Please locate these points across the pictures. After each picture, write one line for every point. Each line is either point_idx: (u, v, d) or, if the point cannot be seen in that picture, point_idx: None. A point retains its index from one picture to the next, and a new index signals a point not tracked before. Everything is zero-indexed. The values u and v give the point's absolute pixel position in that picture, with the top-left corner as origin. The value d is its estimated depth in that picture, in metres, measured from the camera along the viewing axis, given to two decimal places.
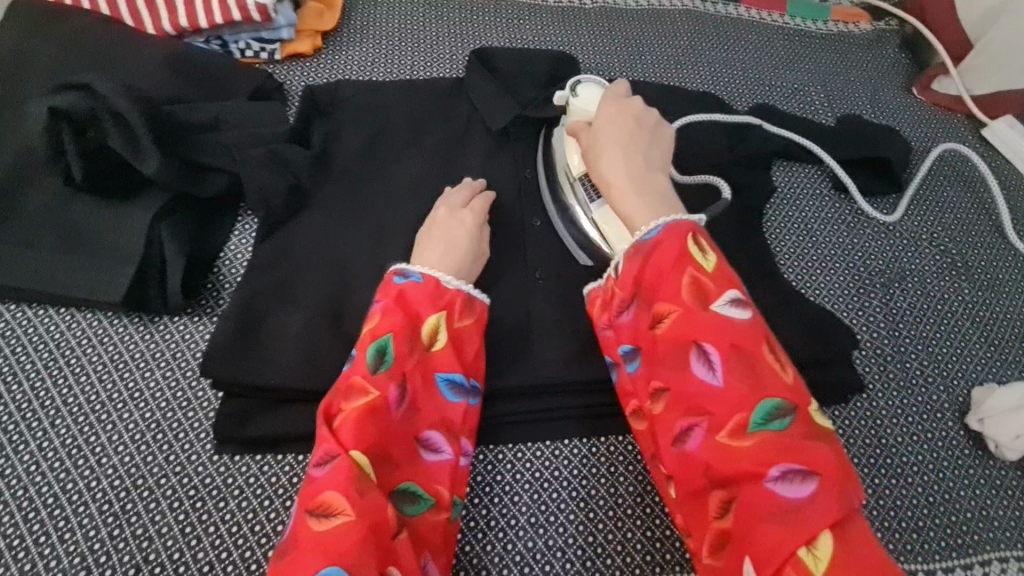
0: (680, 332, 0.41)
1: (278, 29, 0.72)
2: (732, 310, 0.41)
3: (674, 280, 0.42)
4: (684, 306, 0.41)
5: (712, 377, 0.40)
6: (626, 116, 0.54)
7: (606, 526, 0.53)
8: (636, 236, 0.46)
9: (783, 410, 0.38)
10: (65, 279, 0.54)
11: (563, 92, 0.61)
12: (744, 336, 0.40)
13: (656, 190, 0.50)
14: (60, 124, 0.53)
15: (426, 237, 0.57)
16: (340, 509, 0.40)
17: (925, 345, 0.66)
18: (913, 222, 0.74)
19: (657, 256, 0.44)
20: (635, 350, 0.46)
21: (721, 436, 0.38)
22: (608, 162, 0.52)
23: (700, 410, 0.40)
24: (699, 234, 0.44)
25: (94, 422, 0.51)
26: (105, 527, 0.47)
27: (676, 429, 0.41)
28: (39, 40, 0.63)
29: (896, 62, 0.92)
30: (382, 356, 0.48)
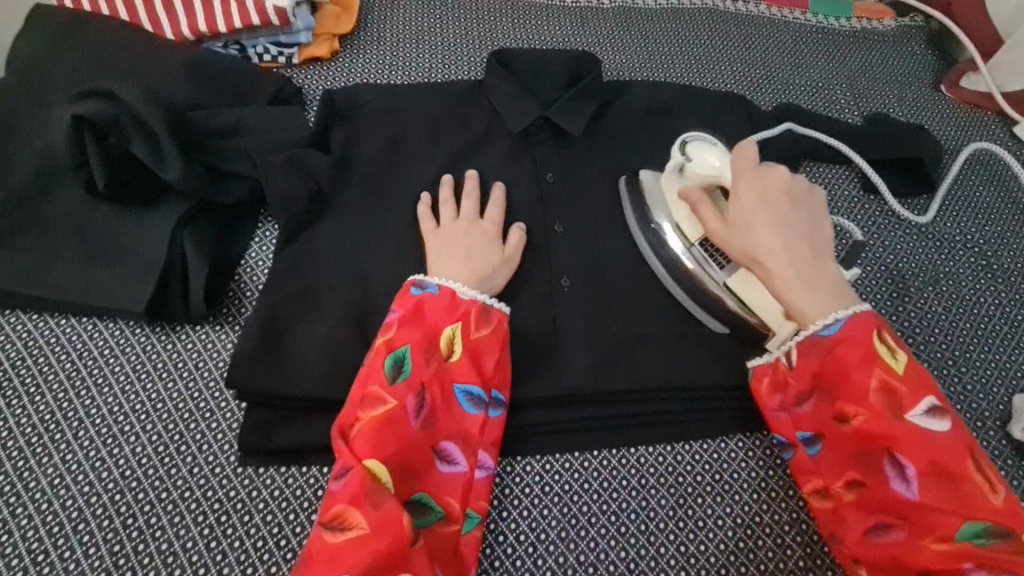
0: (874, 438, 0.43)
1: (295, 33, 0.71)
2: (929, 420, 0.42)
3: (861, 382, 0.43)
4: (873, 411, 0.43)
5: (908, 490, 0.41)
6: (775, 189, 0.49)
7: (638, 540, 0.51)
8: (811, 331, 0.45)
9: (995, 530, 0.39)
10: (88, 288, 0.53)
11: (674, 157, 0.55)
12: (948, 451, 0.41)
13: (828, 282, 0.46)
14: (82, 131, 0.53)
15: (441, 252, 0.56)
16: (352, 521, 0.40)
17: (962, 350, 0.64)
18: (945, 223, 0.72)
19: (843, 351, 0.44)
20: (816, 437, 0.46)
21: (925, 540, 0.41)
22: (762, 240, 0.47)
23: (897, 513, 0.42)
24: (884, 331, 0.45)
25: (117, 434, 0.50)
26: (130, 542, 0.46)
27: (867, 524, 0.44)
28: (59, 46, 0.63)
29: (923, 58, 0.90)
30: (399, 367, 0.47)
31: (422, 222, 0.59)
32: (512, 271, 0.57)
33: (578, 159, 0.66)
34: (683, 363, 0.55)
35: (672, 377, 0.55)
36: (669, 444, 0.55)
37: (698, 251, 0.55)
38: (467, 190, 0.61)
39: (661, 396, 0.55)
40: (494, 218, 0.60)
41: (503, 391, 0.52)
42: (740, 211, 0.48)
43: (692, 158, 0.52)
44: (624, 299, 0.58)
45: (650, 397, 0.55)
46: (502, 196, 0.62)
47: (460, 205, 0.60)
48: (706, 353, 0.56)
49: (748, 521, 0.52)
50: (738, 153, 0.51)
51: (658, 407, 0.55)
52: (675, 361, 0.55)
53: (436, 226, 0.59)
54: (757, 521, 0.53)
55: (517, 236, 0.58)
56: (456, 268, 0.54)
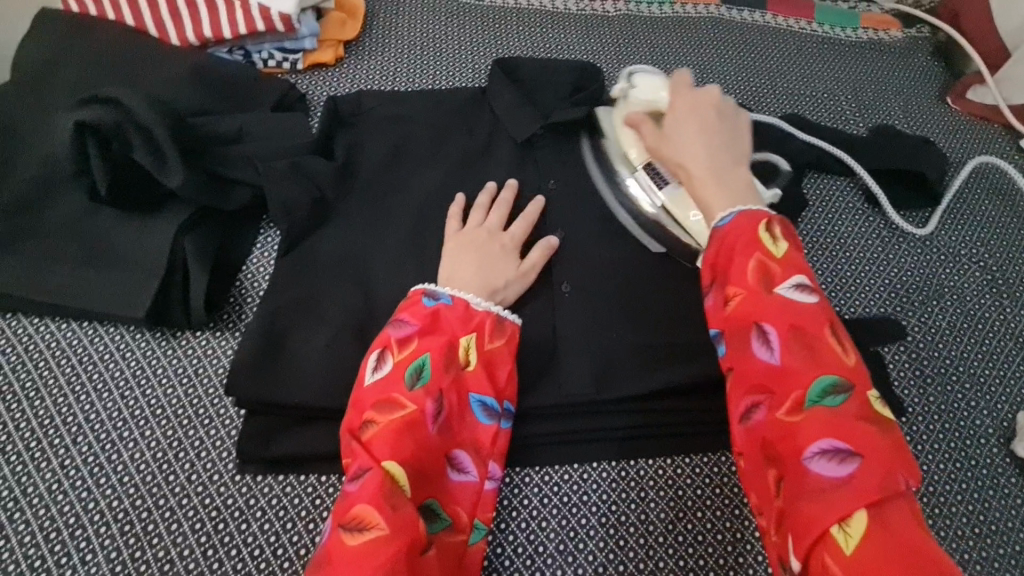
0: (744, 315, 0.40)
1: (301, 38, 0.71)
2: (796, 294, 0.40)
3: (740, 264, 0.41)
4: (749, 288, 0.40)
5: (772, 357, 0.39)
6: (701, 104, 0.54)
7: (637, 554, 0.51)
8: (715, 221, 0.45)
9: (840, 389, 0.37)
10: (89, 293, 0.53)
11: (619, 85, 0.63)
12: (808, 318, 0.39)
13: (737, 180, 0.48)
14: (85, 136, 0.53)
15: (458, 258, 0.56)
16: (372, 522, 0.39)
17: (967, 366, 0.63)
18: (950, 237, 0.72)
19: (733, 236, 0.43)
20: (721, 333, 0.42)
21: (783, 412, 0.37)
22: (685, 145, 0.51)
23: (763, 387, 0.39)
24: (773, 222, 0.43)
25: (116, 439, 0.50)
26: (127, 549, 0.46)
27: (741, 405, 0.40)
28: (65, 50, 0.63)
29: (929, 70, 0.89)
30: (419, 374, 0.47)
31: (449, 223, 0.59)
32: (525, 287, 0.57)
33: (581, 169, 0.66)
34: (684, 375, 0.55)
35: (672, 390, 0.54)
36: (669, 457, 0.55)
37: (642, 176, 0.60)
38: (502, 198, 0.61)
39: (660, 408, 0.55)
40: (521, 230, 0.59)
41: (513, 402, 0.52)
42: (673, 124, 0.53)
43: (634, 84, 0.60)
44: (625, 309, 0.58)
45: (650, 410, 0.55)
46: (539, 209, 0.61)
47: (478, 212, 0.60)
48: (707, 365, 0.56)
49: (748, 536, 0.52)
50: (676, 81, 0.57)
51: (658, 420, 0.55)
52: (675, 373, 0.55)
53: (460, 229, 0.59)
54: (758, 537, 0.52)
55: (539, 252, 0.58)
56: (469, 278, 0.54)
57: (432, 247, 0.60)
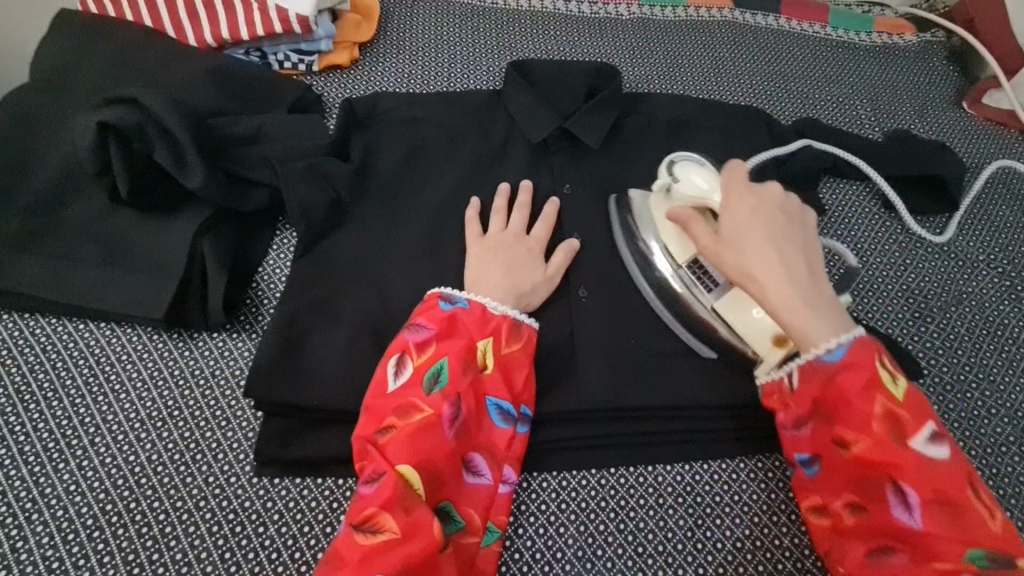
0: (871, 463, 0.42)
1: (317, 40, 0.71)
2: (932, 448, 0.41)
3: (862, 410, 0.42)
4: (874, 437, 0.42)
5: (911, 518, 0.40)
6: (767, 208, 0.48)
7: (656, 560, 0.50)
8: (813, 356, 0.44)
9: (993, 556, 0.39)
10: (107, 293, 0.53)
11: (659, 177, 0.54)
12: (948, 478, 0.40)
13: (825, 307, 0.45)
14: (107, 137, 0.53)
15: (483, 263, 0.55)
16: (387, 525, 0.40)
17: (987, 373, 0.62)
18: (968, 242, 0.71)
19: (846, 379, 0.43)
20: (814, 459, 0.46)
21: (927, 563, 0.40)
22: (758, 259, 0.46)
23: (897, 536, 0.41)
24: (884, 355, 0.44)
25: (133, 440, 0.50)
26: (144, 551, 0.46)
27: (872, 545, 0.43)
28: (84, 51, 0.63)
29: (944, 74, 0.89)
30: (437, 379, 0.47)
31: (469, 228, 0.59)
32: (551, 289, 0.57)
33: (598, 172, 0.65)
34: (702, 380, 0.54)
35: (691, 394, 0.54)
36: (688, 463, 0.54)
37: (686, 273, 0.54)
38: (519, 201, 0.61)
39: (678, 414, 0.54)
40: (541, 234, 0.59)
41: (531, 407, 0.51)
42: (734, 233, 0.47)
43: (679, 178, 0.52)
44: (643, 313, 0.58)
45: (668, 414, 0.54)
46: (556, 212, 0.61)
47: (498, 216, 0.60)
48: (725, 371, 0.55)
49: (768, 544, 0.51)
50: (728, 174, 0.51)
51: (675, 425, 0.54)
52: (693, 378, 0.55)
53: (482, 235, 0.58)
54: (778, 544, 0.51)
55: (561, 252, 0.58)
56: (498, 282, 0.54)
57: (448, 250, 0.60)
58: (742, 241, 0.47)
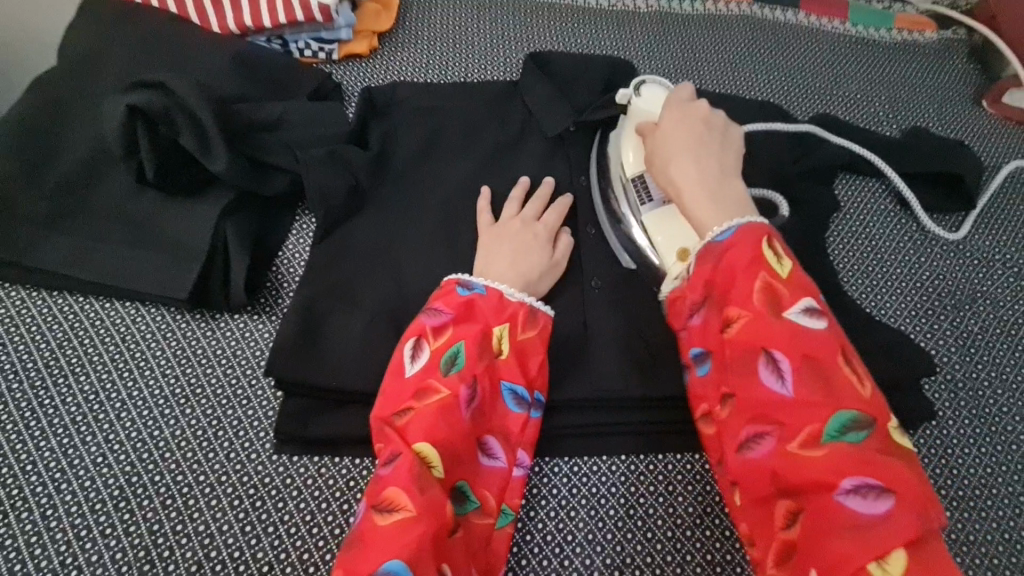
0: (749, 338, 0.42)
1: (337, 29, 0.72)
2: (805, 319, 0.42)
3: (744, 286, 0.43)
4: (753, 311, 0.42)
5: (782, 386, 0.41)
6: (692, 118, 0.53)
7: (665, 546, 0.51)
8: (708, 238, 0.47)
9: (859, 422, 0.39)
10: (133, 273, 0.55)
11: (625, 90, 0.59)
12: (819, 346, 0.41)
13: (732, 200, 0.49)
14: (135, 119, 0.54)
15: (490, 247, 0.57)
16: (402, 504, 0.41)
17: (1000, 372, 0.62)
18: (984, 241, 0.71)
19: (733, 254, 0.45)
20: (705, 354, 0.46)
21: (793, 446, 0.40)
22: (675, 168, 0.51)
23: (768, 417, 0.41)
24: (774, 239, 0.45)
25: (157, 416, 0.52)
26: (169, 523, 0.48)
27: (743, 437, 0.42)
28: (112, 36, 0.65)
29: (964, 72, 0.88)
30: (454, 361, 0.48)
31: (480, 217, 0.60)
32: (554, 276, 0.58)
33: None
34: None
35: None
36: (698, 453, 0.55)
37: (631, 188, 0.59)
38: (537, 194, 0.62)
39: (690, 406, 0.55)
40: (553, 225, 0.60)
41: (544, 393, 0.52)
42: (663, 151, 0.52)
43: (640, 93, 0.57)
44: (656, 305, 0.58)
45: (678, 405, 0.55)
46: (568, 207, 0.62)
47: (509, 206, 0.61)
48: None
49: None
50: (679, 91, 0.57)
51: (686, 415, 0.55)
52: None
53: (492, 223, 0.60)
54: None
55: (563, 243, 0.59)
56: (502, 263, 0.55)
57: (464, 238, 0.61)
58: (666, 149, 0.52)
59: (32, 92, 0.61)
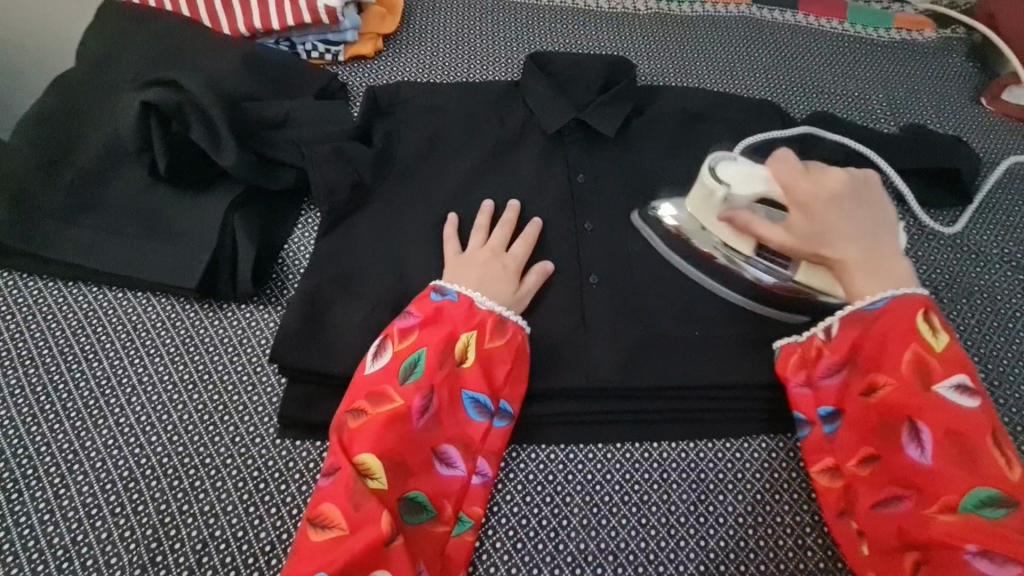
0: (893, 406, 0.46)
1: (343, 31, 0.74)
2: (957, 395, 0.45)
3: (895, 354, 0.47)
4: (955, 482, 0.43)
5: (922, 455, 0.44)
6: (838, 191, 0.52)
7: (659, 532, 0.51)
8: (856, 306, 0.50)
9: (1003, 502, 0.42)
10: (146, 263, 0.57)
11: (704, 183, 0.56)
12: (967, 423, 0.44)
13: (893, 267, 0.51)
14: (151, 116, 0.57)
15: (456, 279, 0.56)
16: (335, 521, 0.43)
17: (997, 364, 0.63)
18: (980, 236, 0.71)
19: (947, 425, 0.44)
20: (890, 489, 0.46)
21: (928, 509, 0.43)
22: (826, 230, 0.51)
23: (909, 482, 0.45)
24: (999, 432, 0.44)
25: (166, 401, 0.53)
26: (175, 502, 0.49)
27: (883, 494, 0.46)
28: (128, 38, 0.67)
29: (964, 71, 0.89)
30: (412, 368, 0.50)
31: (447, 245, 0.59)
32: (520, 310, 0.57)
33: (612, 160, 0.67)
34: (707, 365, 0.56)
35: (698, 374, 0.55)
36: (692, 441, 0.56)
37: (758, 262, 0.56)
38: (503, 220, 0.61)
39: (683, 395, 0.56)
40: (522, 256, 0.59)
41: (512, 402, 0.53)
42: (807, 215, 0.52)
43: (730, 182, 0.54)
44: (650, 298, 0.59)
45: (673, 395, 0.56)
46: (537, 232, 0.61)
47: (476, 236, 0.60)
48: (729, 355, 0.57)
49: (770, 519, 0.52)
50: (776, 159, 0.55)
51: (679, 404, 0.56)
52: (699, 363, 0.56)
53: (458, 253, 0.59)
54: (778, 521, 0.52)
55: (534, 276, 0.58)
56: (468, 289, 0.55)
57: (465, 235, 0.62)
58: (824, 222, 0.51)
59: (50, 93, 0.64)
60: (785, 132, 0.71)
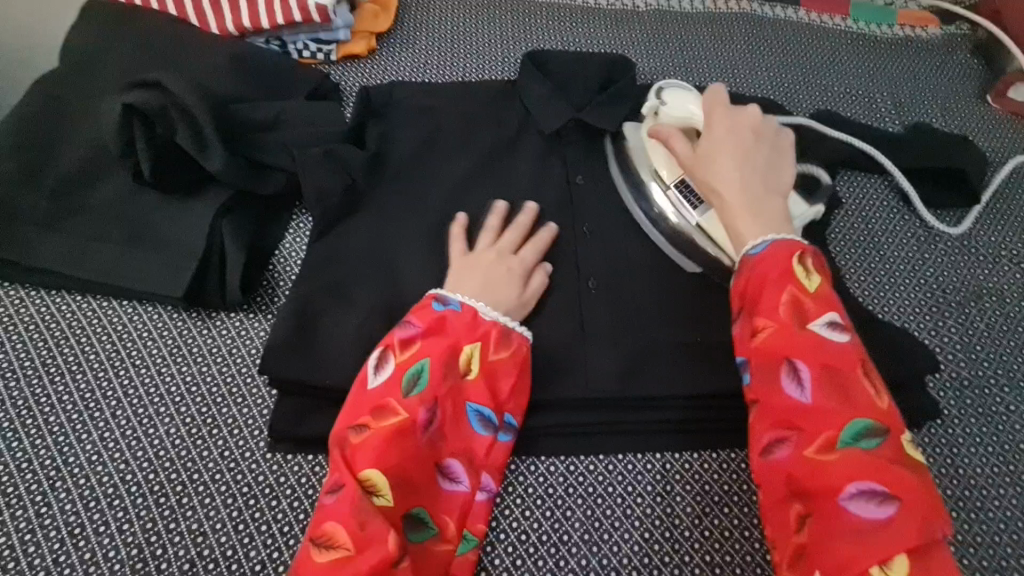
0: (777, 348, 0.43)
1: (335, 30, 0.72)
2: (829, 331, 0.43)
3: (774, 295, 0.44)
4: (833, 418, 0.40)
5: (802, 394, 0.42)
6: (741, 129, 0.55)
7: (662, 546, 0.50)
8: (745, 250, 0.48)
9: (877, 433, 0.40)
10: (131, 271, 0.55)
11: (648, 102, 0.62)
12: (839, 358, 0.42)
13: (772, 209, 0.50)
14: (134, 119, 0.55)
15: (460, 277, 0.55)
16: (340, 541, 0.41)
17: (1006, 369, 0.61)
18: (987, 237, 0.70)
19: (819, 359, 0.42)
20: (773, 435, 0.42)
21: (811, 451, 0.40)
22: (719, 169, 0.52)
23: (790, 423, 0.41)
24: (868, 367, 0.43)
25: (152, 414, 0.52)
26: (162, 520, 0.47)
27: (764, 440, 0.43)
28: (113, 38, 0.65)
29: (969, 68, 0.87)
30: (416, 380, 0.48)
31: (454, 244, 0.58)
32: (522, 315, 0.55)
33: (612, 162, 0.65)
34: (711, 373, 0.54)
35: (703, 383, 0.54)
36: (697, 452, 0.54)
37: (674, 193, 0.59)
38: (516, 222, 0.59)
39: (687, 404, 0.54)
40: (529, 257, 0.57)
41: (517, 416, 0.51)
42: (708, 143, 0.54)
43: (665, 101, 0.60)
44: (652, 304, 0.58)
45: (682, 404, 0.54)
46: (550, 238, 0.59)
47: (485, 235, 0.59)
48: (733, 363, 0.55)
49: None
50: (710, 95, 0.58)
51: (683, 414, 0.54)
52: (702, 371, 0.54)
53: (465, 251, 0.57)
54: None
55: (538, 279, 0.57)
56: (471, 295, 0.53)
57: (472, 234, 0.60)
58: (716, 149, 0.53)
59: (32, 95, 0.62)
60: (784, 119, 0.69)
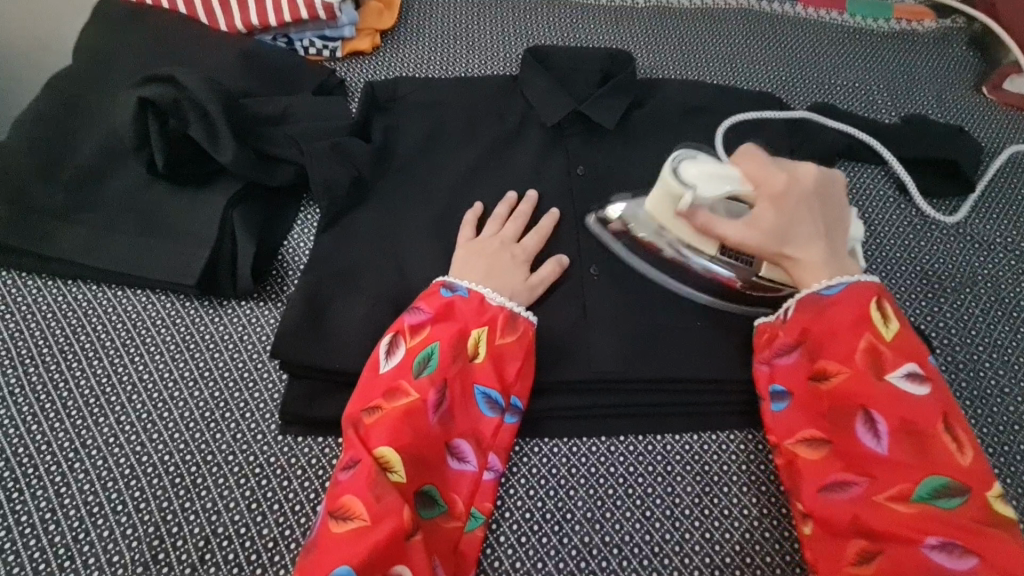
0: (852, 393, 0.47)
1: (341, 27, 0.73)
2: (908, 383, 0.46)
3: (845, 342, 0.48)
4: (908, 469, 0.44)
5: (878, 444, 0.45)
6: (800, 187, 0.52)
7: (664, 524, 0.51)
8: (813, 288, 0.51)
9: (954, 488, 0.43)
10: (145, 260, 0.57)
11: (669, 187, 0.52)
12: (918, 411, 0.45)
13: (843, 263, 0.52)
14: (148, 113, 0.57)
15: (466, 261, 0.56)
16: (357, 512, 0.42)
17: (1001, 353, 0.63)
18: (983, 225, 0.71)
19: (892, 410, 0.45)
20: (849, 478, 0.46)
21: (882, 497, 0.44)
22: (790, 238, 0.51)
23: (866, 470, 0.45)
24: (953, 423, 0.45)
25: (167, 399, 0.53)
26: (178, 499, 0.49)
27: (836, 480, 0.46)
28: (126, 36, 0.67)
29: (964, 61, 0.88)
30: (426, 362, 0.49)
31: (463, 230, 0.60)
32: (530, 299, 0.56)
33: (612, 153, 0.67)
34: (708, 357, 0.56)
35: (701, 365, 0.55)
36: (696, 433, 0.55)
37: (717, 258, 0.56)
38: (519, 210, 0.61)
39: (685, 387, 0.55)
40: (532, 241, 0.59)
41: (523, 399, 0.53)
42: (775, 212, 0.51)
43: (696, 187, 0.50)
44: (653, 290, 0.59)
45: (680, 388, 0.55)
46: (553, 224, 0.61)
47: (491, 222, 0.60)
48: (731, 347, 0.56)
49: (774, 512, 0.52)
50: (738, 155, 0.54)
51: (682, 397, 0.56)
52: (701, 356, 0.56)
53: (472, 238, 0.59)
54: (783, 512, 0.52)
55: (549, 266, 0.58)
56: (479, 279, 0.55)
57: (482, 223, 0.62)
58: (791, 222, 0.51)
59: (47, 91, 0.63)
60: (783, 114, 0.71)
